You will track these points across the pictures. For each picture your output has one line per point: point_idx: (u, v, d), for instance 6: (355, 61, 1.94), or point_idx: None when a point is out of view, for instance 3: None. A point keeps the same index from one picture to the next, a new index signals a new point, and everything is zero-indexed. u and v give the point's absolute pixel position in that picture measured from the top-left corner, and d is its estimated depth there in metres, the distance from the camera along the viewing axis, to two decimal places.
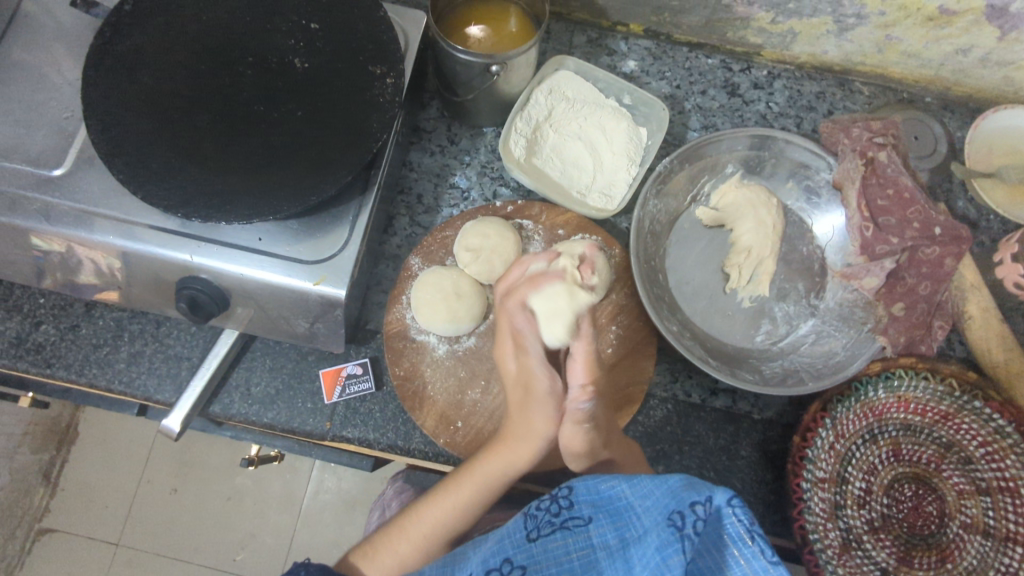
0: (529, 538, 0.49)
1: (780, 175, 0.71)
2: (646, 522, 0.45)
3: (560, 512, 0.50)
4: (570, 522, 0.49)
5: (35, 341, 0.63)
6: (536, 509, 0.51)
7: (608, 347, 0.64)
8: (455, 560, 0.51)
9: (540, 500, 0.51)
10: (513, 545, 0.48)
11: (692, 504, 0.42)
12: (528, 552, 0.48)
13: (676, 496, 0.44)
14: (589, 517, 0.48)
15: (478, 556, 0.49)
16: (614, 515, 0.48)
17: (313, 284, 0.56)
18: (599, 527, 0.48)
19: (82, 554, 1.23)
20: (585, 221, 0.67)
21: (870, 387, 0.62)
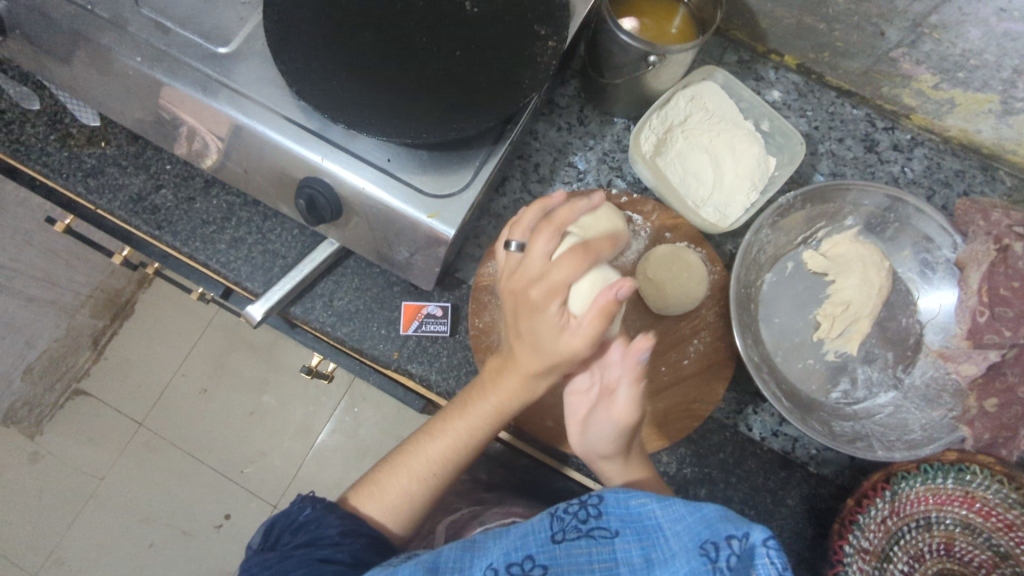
0: (553, 539, 0.47)
1: (901, 241, 0.69)
2: (675, 546, 0.44)
3: (587, 519, 0.48)
4: (595, 532, 0.47)
5: (152, 202, 0.66)
6: (563, 512, 0.49)
7: (684, 359, 0.63)
8: (475, 547, 0.49)
9: (567, 504, 0.50)
10: (537, 543, 0.47)
11: (728, 538, 0.41)
12: (550, 552, 0.46)
13: (710, 525, 0.43)
14: (615, 531, 0.47)
15: (499, 546, 0.48)
16: (641, 533, 0.46)
17: (426, 217, 0.57)
18: (625, 543, 0.46)
19: (104, 422, 1.26)
20: (693, 232, 0.67)
21: (940, 473, 0.58)
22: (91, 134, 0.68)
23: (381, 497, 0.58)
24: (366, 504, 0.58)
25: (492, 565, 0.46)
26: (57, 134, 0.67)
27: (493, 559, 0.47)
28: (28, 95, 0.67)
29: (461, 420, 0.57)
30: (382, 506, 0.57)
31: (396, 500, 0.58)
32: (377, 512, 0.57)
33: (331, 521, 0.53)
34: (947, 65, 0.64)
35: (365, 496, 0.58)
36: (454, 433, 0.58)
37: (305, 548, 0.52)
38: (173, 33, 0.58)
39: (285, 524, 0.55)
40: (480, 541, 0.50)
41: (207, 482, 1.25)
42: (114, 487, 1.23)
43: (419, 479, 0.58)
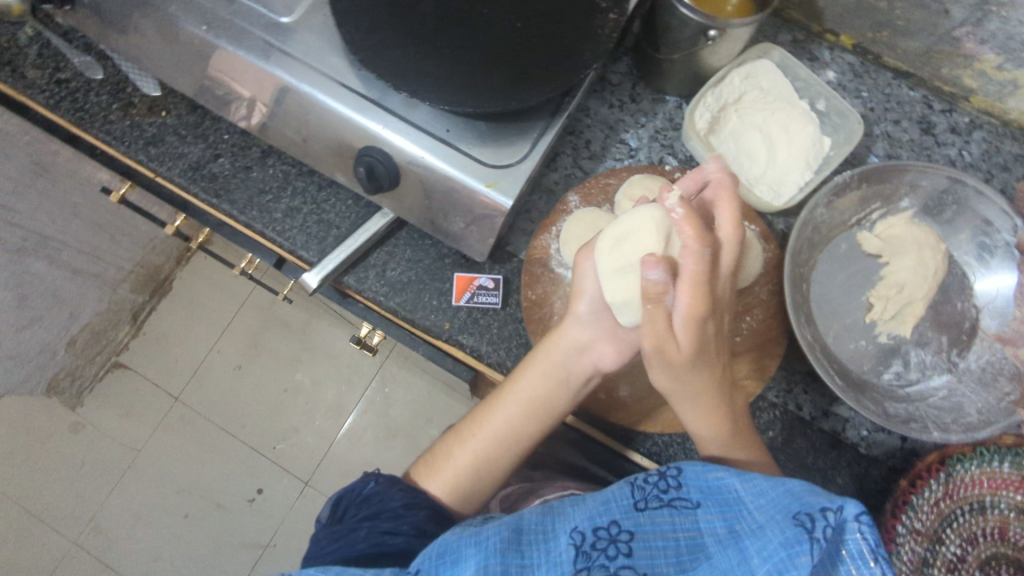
0: (636, 507, 0.49)
1: (958, 225, 0.68)
2: (761, 518, 0.42)
3: (668, 490, 0.49)
4: (676, 502, 0.48)
5: (210, 170, 0.68)
6: (644, 481, 0.51)
7: (736, 336, 0.63)
8: (557, 512, 0.51)
9: (648, 475, 0.51)
10: (620, 511, 0.49)
11: (822, 510, 0.39)
12: (635, 519, 0.48)
13: (800, 498, 0.41)
14: (697, 502, 0.47)
15: (582, 512, 0.50)
16: (724, 505, 0.46)
17: (485, 186, 0.57)
18: (707, 514, 0.46)
19: (143, 396, 1.29)
20: (748, 210, 0.66)
21: (996, 457, 0.59)
22: (151, 103, 0.69)
23: (441, 469, 0.60)
24: (428, 476, 0.60)
25: (579, 528, 0.49)
26: (119, 103, 0.68)
27: (577, 522, 0.49)
28: (92, 65, 0.68)
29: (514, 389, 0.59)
30: (438, 479, 0.59)
31: (458, 472, 0.59)
32: (438, 484, 0.59)
33: (393, 495, 0.55)
34: (1012, 45, 0.63)
35: (428, 471, 0.61)
36: (512, 403, 0.59)
37: (369, 521, 0.53)
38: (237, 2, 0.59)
39: (351, 498, 0.57)
40: (560, 508, 0.52)
41: (241, 458, 1.27)
42: (151, 459, 1.26)
43: (479, 446, 0.59)
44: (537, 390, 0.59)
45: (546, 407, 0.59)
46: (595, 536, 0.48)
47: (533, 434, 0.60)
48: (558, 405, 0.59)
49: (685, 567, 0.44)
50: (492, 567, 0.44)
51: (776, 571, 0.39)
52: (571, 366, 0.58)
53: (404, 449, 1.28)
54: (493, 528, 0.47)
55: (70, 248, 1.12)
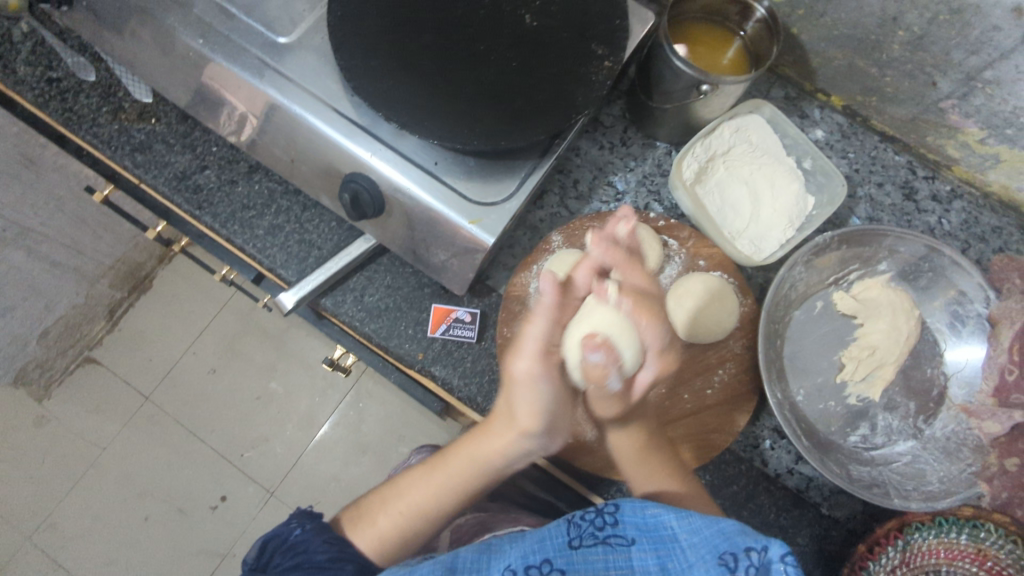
0: (570, 545, 0.50)
1: (932, 291, 0.69)
2: (692, 557, 0.47)
3: (603, 527, 0.51)
4: (611, 539, 0.50)
5: (196, 181, 0.67)
6: (580, 519, 0.52)
7: (708, 389, 0.63)
8: (492, 549, 0.52)
9: (585, 511, 0.53)
10: (554, 548, 0.50)
11: (747, 550, 0.43)
12: (569, 558, 0.49)
13: (728, 539, 0.45)
14: (632, 539, 0.50)
15: (517, 550, 0.51)
16: (657, 542, 0.49)
17: (468, 223, 0.57)
18: (640, 551, 0.49)
19: (112, 394, 1.27)
20: (728, 262, 0.67)
21: (954, 527, 0.59)
22: (142, 109, 0.68)
23: (365, 532, 0.61)
24: (351, 532, 0.61)
25: (513, 568, 0.49)
26: (109, 106, 0.68)
27: (511, 561, 0.50)
28: (86, 66, 0.68)
29: (455, 457, 0.62)
30: (364, 535, 0.60)
31: (379, 535, 0.61)
32: (363, 541, 0.60)
33: (318, 546, 0.57)
34: (995, 121, 0.64)
35: (353, 522, 0.62)
36: (439, 486, 0.62)
37: (295, 571, 0.56)
38: (238, 19, 0.59)
39: (276, 544, 0.58)
40: (497, 544, 0.53)
41: (206, 463, 1.24)
42: (115, 458, 1.23)
43: (406, 515, 0.61)
44: (471, 468, 0.61)
45: (466, 489, 0.62)
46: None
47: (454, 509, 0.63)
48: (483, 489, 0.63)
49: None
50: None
51: None
52: (501, 462, 0.61)
53: (372, 466, 1.26)
54: (427, 565, 0.49)
55: (50, 239, 1.10)
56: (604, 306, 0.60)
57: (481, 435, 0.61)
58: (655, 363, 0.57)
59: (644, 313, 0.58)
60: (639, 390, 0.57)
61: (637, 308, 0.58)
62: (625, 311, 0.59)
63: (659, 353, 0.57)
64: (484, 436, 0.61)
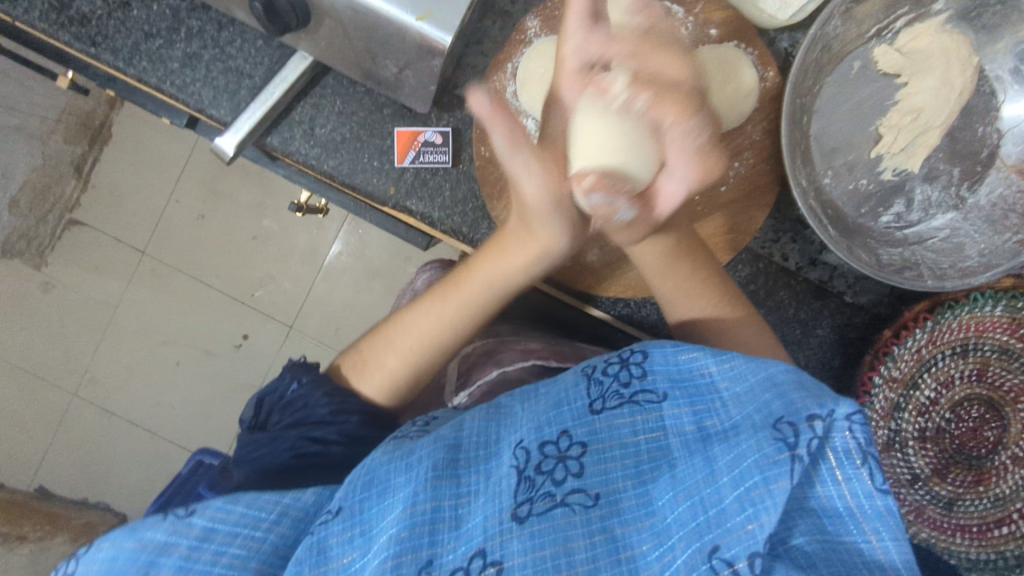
0: (591, 410, 0.47)
1: (1000, 32, 0.56)
2: (737, 416, 0.41)
3: (629, 382, 0.48)
4: (639, 397, 0.47)
5: (78, 10, 0.54)
6: (601, 376, 0.49)
7: (722, 186, 0.55)
8: (502, 414, 0.51)
9: (607, 366, 0.50)
10: (572, 418, 0.47)
11: (808, 419, 0.36)
12: (589, 426, 0.46)
13: (783, 396, 0.39)
14: (664, 394, 0.46)
15: (531, 423, 0.48)
16: (693, 397, 0.45)
17: (415, 20, 0.45)
18: (674, 407, 0.45)
19: (101, 253, 1.21)
20: (746, 27, 0.54)
21: (989, 301, 0.56)
22: None
23: (374, 375, 0.59)
24: (358, 379, 0.60)
25: (527, 441, 0.47)
26: None
27: (523, 435, 0.48)
28: None
29: (460, 287, 0.58)
30: (374, 381, 0.59)
31: (389, 377, 0.59)
32: (374, 386, 0.59)
33: (319, 400, 0.57)
34: None
35: (357, 373, 0.60)
36: (446, 315, 0.58)
37: (298, 427, 0.55)
38: None
39: (274, 401, 0.58)
40: (508, 406, 0.52)
41: (220, 306, 1.23)
42: (131, 312, 1.22)
43: (413, 354, 0.59)
44: (487, 286, 0.57)
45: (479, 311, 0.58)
46: (545, 452, 0.46)
47: (467, 336, 0.60)
48: (495, 309, 0.59)
49: (645, 478, 0.43)
50: (418, 503, 0.44)
51: (745, 497, 0.36)
52: (512, 282, 0.57)
53: (384, 290, 1.23)
54: (428, 451, 0.47)
55: None
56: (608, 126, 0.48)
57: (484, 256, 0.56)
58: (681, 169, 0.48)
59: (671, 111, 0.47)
60: (666, 206, 0.49)
61: (655, 103, 0.48)
62: (636, 113, 0.48)
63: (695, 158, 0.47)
64: (498, 256, 0.55)
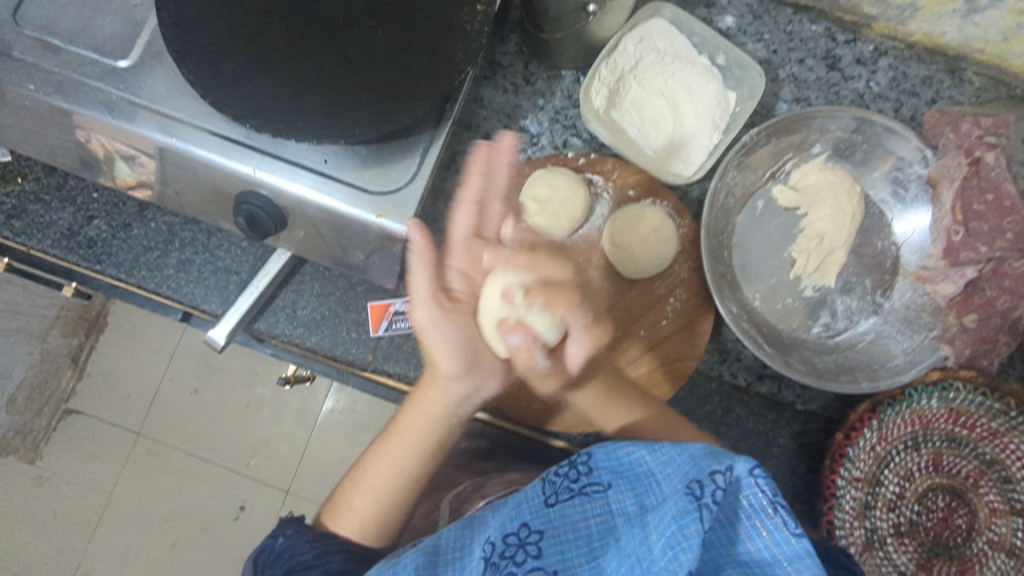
0: (547, 503, 0.51)
1: (873, 164, 0.67)
2: (667, 489, 0.45)
3: (578, 478, 0.53)
4: (588, 488, 0.52)
5: (86, 236, 0.63)
6: (555, 475, 0.53)
7: (663, 319, 0.62)
8: (474, 522, 0.53)
9: (559, 466, 0.54)
10: (531, 510, 0.51)
11: (712, 474, 0.41)
12: (546, 517, 0.50)
13: (698, 463, 0.43)
14: (609, 483, 0.51)
15: (497, 519, 0.52)
16: (633, 482, 0.50)
17: (375, 217, 0.53)
18: (618, 493, 0.50)
19: (96, 440, 1.23)
20: (658, 185, 0.64)
21: (924, 394, 0.60)
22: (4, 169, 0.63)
23: (345, 517, 0.59)
24: (335, 523, 0.59)
25: (491, 538, 0.50)
26: None
27: (489, 533, 0.51)
28: None
29: (404, 419, 0.59)
30: (347, 523, 0.59)
31: (360, 516, 0.59)
32: (346, 526, 0.58)
33: (304, 547, 0.56)
34: None
35: (333, 516, 0.60)
36: (403, 457, 0.59)
37: None
38: (64, 51, 0.53)
39: (264, 556, 0.56)
40: (480, 516, 0.55)
41: (214, 479, 1.24)
42: (124, 497, 1.22)
43: (382, 496, 0.59)
44: (426, 417, 0.59)
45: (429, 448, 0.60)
46: (506, 543, 0.49)
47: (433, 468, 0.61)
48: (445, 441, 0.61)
49: (597, 554, 0.48)
50: None
51: (670, 545, 0.40)
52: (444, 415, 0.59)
53: (377, 442, 1.26)
54: (409, 557, 0.49)
55: None
56: (506, 308, 0.58)
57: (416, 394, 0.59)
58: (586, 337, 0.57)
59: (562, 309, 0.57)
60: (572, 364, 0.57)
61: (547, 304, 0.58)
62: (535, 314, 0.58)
63: (586, 328, 0.58)
64: (420, 394, 0.59)
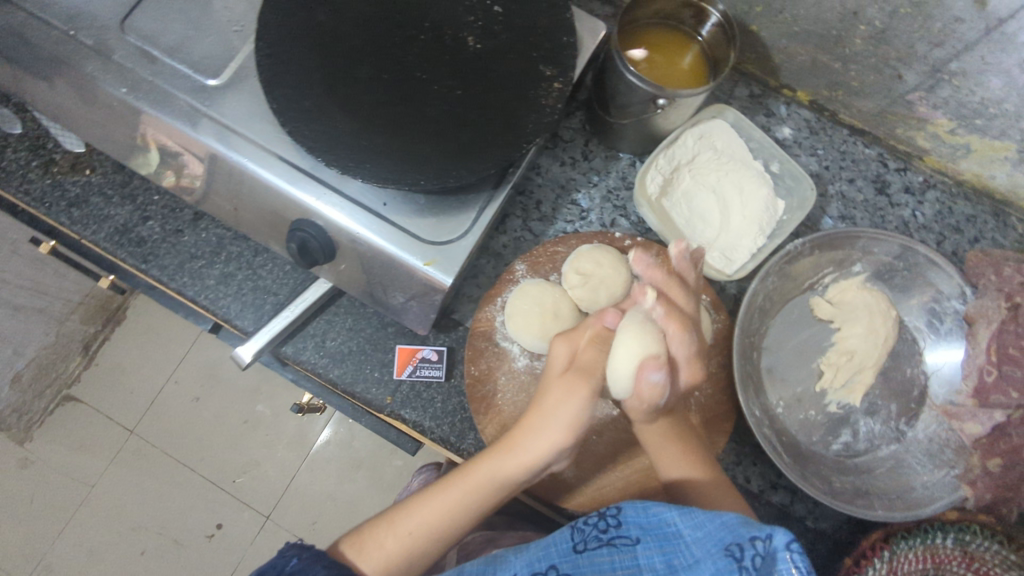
0: (575, 549, 0.49)
1: (910, 291, 0.68)
2: (697, 551, 0.43)
3: (607, 530, 0.49)
4: (616, 540, 0.48)
5: (138, 234, 0.65)
6: (584, 523, 0.51)
7: (686, 412, 0.62)
8: (498, 560, 0.50)
9: (588, 516, 0.51)
10: (559, 554, 0.48)
11: (751, 539, 0.39)
12: (574, 562, 0.48)
13: (733, 530, 0.41)
14: (636, 538, 0.47)
15: (522, 558, 0.50)
16: (662, 540, 0.46)
17: (422, 265, 0.54)
18: (646, 549, 0.46)
19: (90, 431, 1.22)
20: (698, 277, 0.65)
21: (940, 532, 0.59)
22: (75, 160, 0.66)
23: (373, 551, 0.52)
24: (355, 553, 0.53)
25: None
26: (39, 160, 0.65)
27: (517, 569, 0.49)
28: (11, 118, 0.65)
29: (472, 475, 0.54)
30: (373, 557, 0.52)
31: (388, 557, 0.52)
32: (371, 563, 0.52)
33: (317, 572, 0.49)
34: (963, 112, 0.62)
35: (354, 546, 0.53)
36: (458, 506, 0.54)
37: None
38: (160, 62, 0.56)
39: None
40: (503, 555, 0.51)
41: (198, 492, 1.22)
42: (105, 494, 1.20)
43: (420, 537, 0.53)
44: (503, 466, 0.54)
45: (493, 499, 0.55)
46: None
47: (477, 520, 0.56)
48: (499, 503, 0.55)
49: None
50: None
51: None
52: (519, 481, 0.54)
53: (367, 481, 1.24)
54: None
55: None
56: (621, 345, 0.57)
57: (493, 455, 0.55)
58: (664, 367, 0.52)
59: (676, 326, 0.55)
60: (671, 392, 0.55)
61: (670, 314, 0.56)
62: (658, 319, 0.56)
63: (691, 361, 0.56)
64: (512, 451, 0.54)
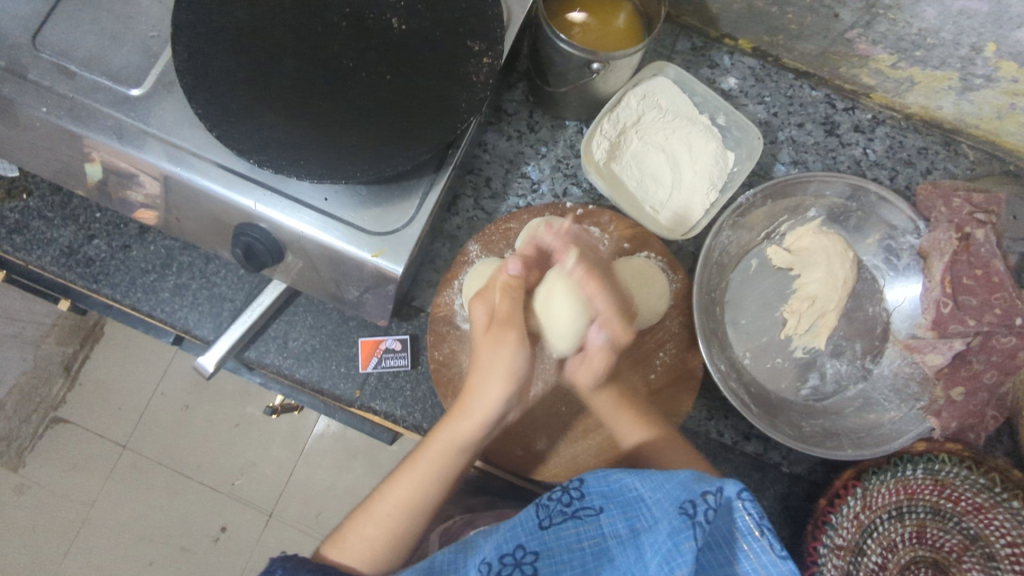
0: (541, 526, 0.49)
1: (865, 230, 0.68)
2: (657, 511, 0.44)
3: (571, 502, 0.50)
4: (580, 512, 0.49)
5: (85, 254, 0.64)
6: (547, 499, 0.51)
7: (652, 373, 0.62)
8: (468, 547, 0.50)
9: (551, 491, 0.52)
10: (525, 532, 0.48)
11: (703, 494, 0.41)
12: (540, 539, 0.48)
13: (688, 487, 0.43)
14: (600, 507, 0.49)
15: (490, 542, 0.49)
16: (625, 505, 0.48)
17: (372, 256, 0.54)
18: (610, 517, 0.48)
19: (81, 452, 1.22)
20: (653, 240, 0.65)
21: (909, 464, 0.59)
22: (10, 184, 0.64)
23: (352, 543, 0.53)
24: (335, 550, 0.53)
25: (485, 561, 0.47)
26: None
27: (485, 554, 0.48)
28: None
29: (431, 446, 0.55)
30: (353, 550, 0.52)
31: (368, 547, 0.53)
32: (353, 556, 0.52)
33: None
34: (903, 44, 0.62)
35: (332, 543, 0.53)
36: (426, 479, 0.55)
37: None
38: (78, 76, 0.54)
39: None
40: (473, 541, 0.51)
41: (197, 499, 1.23)
42: (106, 510, 1.21)
43: (397, 519, 0.54)
44: (456, 432, 0.56)
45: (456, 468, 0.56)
46: (502, 564, 0.47)
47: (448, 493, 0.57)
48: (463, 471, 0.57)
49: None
50: None
51: (664, 561, 0.41)
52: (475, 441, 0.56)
53: (365, 470, 1.25)
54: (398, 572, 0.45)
55: None
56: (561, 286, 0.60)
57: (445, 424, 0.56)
58: (607, 329, 0.59)
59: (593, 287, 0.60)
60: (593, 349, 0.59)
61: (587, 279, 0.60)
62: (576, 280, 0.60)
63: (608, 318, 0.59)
64: (461, 417, 0.56)
